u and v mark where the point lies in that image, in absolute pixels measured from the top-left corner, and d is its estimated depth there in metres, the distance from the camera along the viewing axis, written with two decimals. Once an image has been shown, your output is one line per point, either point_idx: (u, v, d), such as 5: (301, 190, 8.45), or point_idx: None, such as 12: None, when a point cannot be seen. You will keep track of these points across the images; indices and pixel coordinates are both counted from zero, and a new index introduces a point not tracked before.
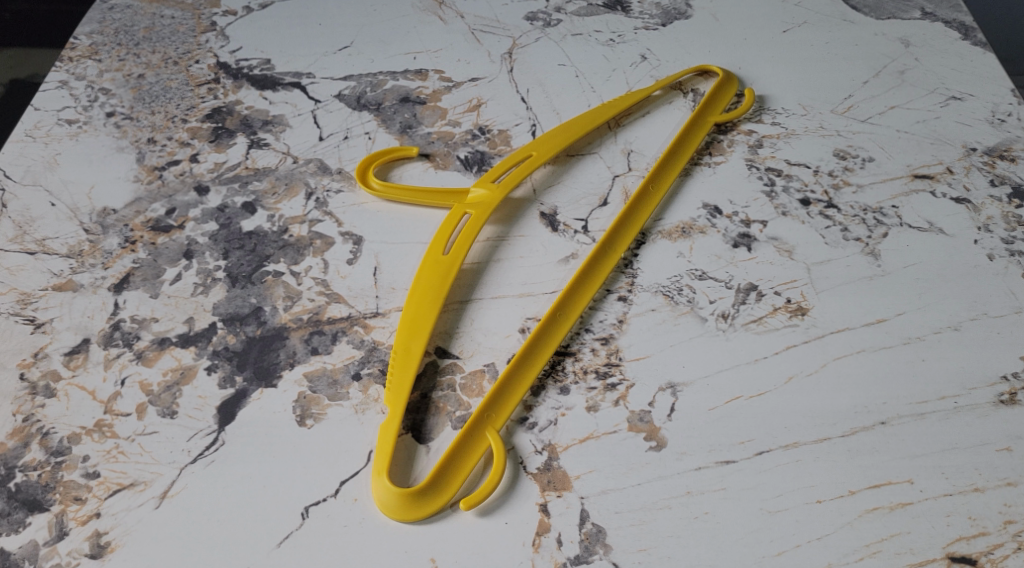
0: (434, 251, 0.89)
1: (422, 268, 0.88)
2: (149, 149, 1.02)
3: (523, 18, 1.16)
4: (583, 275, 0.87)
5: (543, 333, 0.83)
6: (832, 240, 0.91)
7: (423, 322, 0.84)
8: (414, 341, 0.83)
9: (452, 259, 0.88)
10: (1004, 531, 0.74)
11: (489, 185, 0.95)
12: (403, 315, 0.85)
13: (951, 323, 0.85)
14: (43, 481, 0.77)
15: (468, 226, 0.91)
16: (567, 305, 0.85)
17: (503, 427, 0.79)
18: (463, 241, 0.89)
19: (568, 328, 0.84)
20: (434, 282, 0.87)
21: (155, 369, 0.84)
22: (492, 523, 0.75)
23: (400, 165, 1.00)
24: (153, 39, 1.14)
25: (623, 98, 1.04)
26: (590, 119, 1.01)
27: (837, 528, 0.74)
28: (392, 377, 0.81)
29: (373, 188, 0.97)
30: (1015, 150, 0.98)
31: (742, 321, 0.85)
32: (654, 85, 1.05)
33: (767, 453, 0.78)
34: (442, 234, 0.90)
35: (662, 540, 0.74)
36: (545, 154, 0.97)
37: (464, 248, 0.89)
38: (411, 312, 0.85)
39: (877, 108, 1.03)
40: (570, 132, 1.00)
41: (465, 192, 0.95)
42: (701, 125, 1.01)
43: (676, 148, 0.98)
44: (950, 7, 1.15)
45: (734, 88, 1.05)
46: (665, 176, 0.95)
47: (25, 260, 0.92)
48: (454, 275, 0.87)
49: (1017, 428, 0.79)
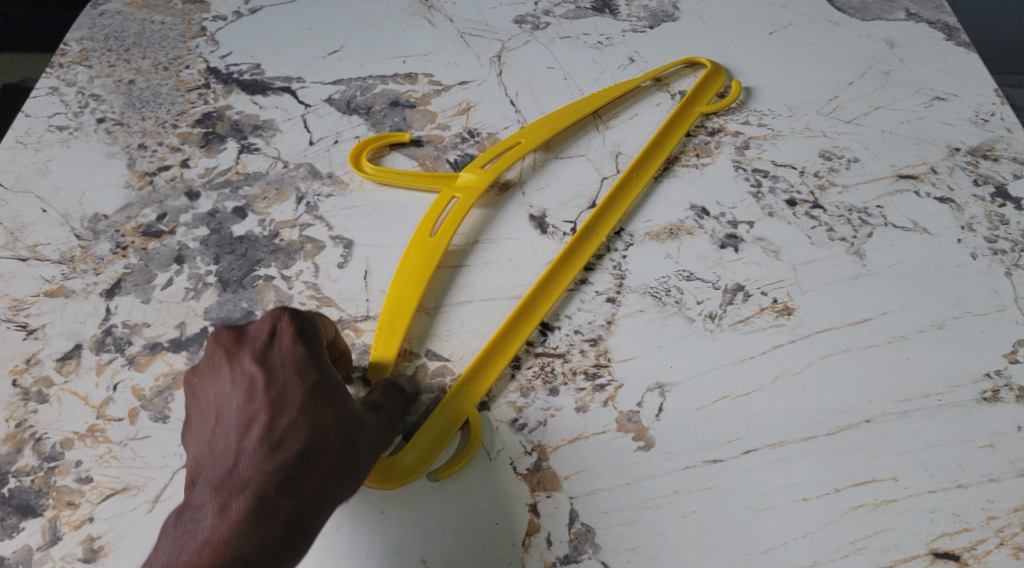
0: (422, 232, 0.92)
1: (411, 247, 0.91)
2: (140, 155, 1.02)
3: (512, 21, 1.16)
4: (563, 260, 0.89)
5: (514, 322, 0.85)
6: (818, 239, 0.91)
7: (408, 301, 0.87)
8: (398, 319, 0.86)
9: (439, 240, 0.91)
10: (987, 527, 0.75)
11: (478, 169, 0.97)
12: (389, 293, 0.88)
13: (935, 322, 0.85)
14: (36, 486, 0.79)
15: (454, 210, 0.93)
16: (537, 297, 0.86)
17: (481, 411, 0.82)
18: (449, 224, 0.92)
19: (546, 312, 0.86)
20: (422, 259, 0.90)
21: (147, 374, 0.85)
22: (482, 522, 0.77)
23: (392, 152, 1.03)
24: (143, 45, 1.14)
25: (611, 89, 1.05)
26: (575, 112, 1.03)
27: (823, 524, 0.75)
28: (374, 351, 0.84)
29: (367, 172, 0.99)
30: (998, 150, 0.97)
31: (729, 321, 0.86)
32: (642, 76, 1.07)
33: (754, 451, 0.79)
34: (430, 216, 0.93)
35: (650, 539, 0.76)
36: (534, 141, 0.99)
37: (449, 231, 0.92)
38: (397, 290, 0.88)
39: (861, 109, 1.02)
40: (556, 122, 1.01)
41: (454, 175, 0.98)
42: (684, 117, 1.02)
43: (654, 146, 0.99)
44: (935, 7, 1.13)
45: (722, 81, 1.06)
46: (648, 166, 0.97)
47: (17, 266, 0.92)
48: (440, 255, 0.90)
49: (1000, 425, 0.80)
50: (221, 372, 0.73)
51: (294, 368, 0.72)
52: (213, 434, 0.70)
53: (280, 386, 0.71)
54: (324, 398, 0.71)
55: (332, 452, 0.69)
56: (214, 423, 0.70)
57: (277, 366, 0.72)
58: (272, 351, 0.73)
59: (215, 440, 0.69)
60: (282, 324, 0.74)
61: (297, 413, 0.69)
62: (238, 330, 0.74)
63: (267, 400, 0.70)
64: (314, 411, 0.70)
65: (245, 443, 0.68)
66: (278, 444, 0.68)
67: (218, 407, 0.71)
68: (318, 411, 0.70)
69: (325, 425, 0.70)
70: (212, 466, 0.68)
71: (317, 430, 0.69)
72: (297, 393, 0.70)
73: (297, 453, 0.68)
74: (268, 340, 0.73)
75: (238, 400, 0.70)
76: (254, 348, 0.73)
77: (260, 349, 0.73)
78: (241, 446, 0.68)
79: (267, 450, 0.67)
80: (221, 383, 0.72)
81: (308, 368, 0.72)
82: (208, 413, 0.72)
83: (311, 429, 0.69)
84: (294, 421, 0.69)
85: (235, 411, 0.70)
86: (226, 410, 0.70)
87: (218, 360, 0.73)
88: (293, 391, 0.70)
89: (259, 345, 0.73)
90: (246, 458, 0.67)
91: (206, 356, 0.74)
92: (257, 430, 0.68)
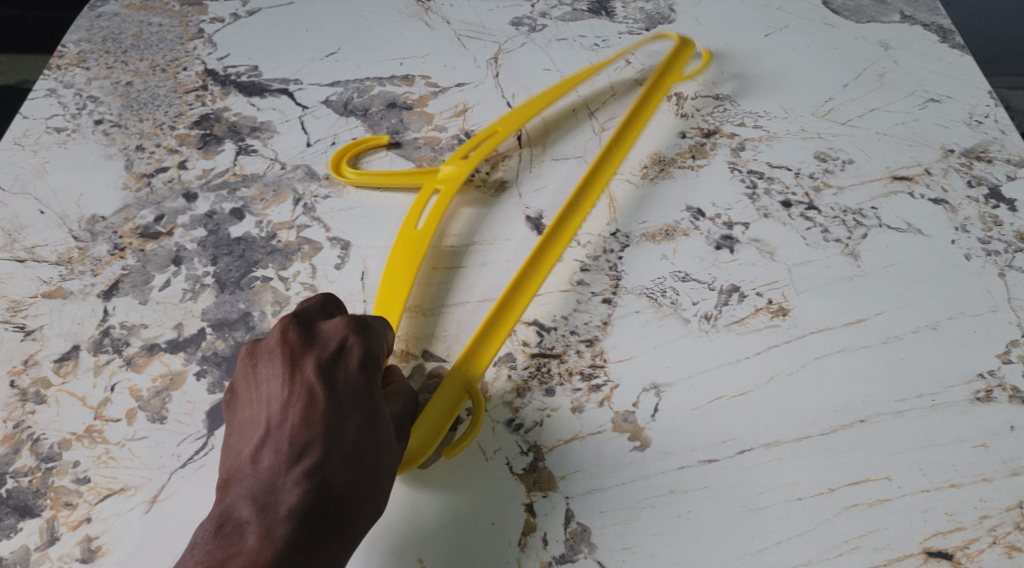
0: (407, 225, 0.92)
1: (398, 243, 0.91)
2: (137, 156, 1.02)
3: (509, 23, 1.16)
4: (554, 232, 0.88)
5: (512, 293, 0.84)
6: (813, 241, 0.92)
7: (399, 294, 0.87)
8: (391, 310, 0.86)
9: (425, 231, 0.92)
10: (980, 526, 0.76)
11: (460, 160, 0.98)
12: (379, 289, 0.88)
13: (929, 322, 0.86)
14: (33, 487, 0.79)
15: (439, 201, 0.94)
16: (529, 269, 0.86)
17: None
18: (434, 215, 0.92)
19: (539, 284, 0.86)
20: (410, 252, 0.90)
21: (145, 375, 0.85)
22: (480, 522, 0.77)
23: (388, 153, 1.03)
24: (141, 46, 1.15)
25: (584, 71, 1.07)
26: (551, 95, 1.03)
27: (818, 524, 0.76)
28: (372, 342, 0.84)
29: (348, 177, 0.99)
30: (992, 151, 0.98)
31: (725, 322, 0.86)
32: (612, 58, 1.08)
33: (749, 451, 0.79)
34: (414, 212, 0.94)
35: (646, 538, 0.76)
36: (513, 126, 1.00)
37: (435, 221, 0.92)
38: (387, 284, 0.88)
39: (856, 111, 1.03)
40: (535, 106, 1.02)
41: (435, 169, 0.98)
42: (655, 91, 1.03)
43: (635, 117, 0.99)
44: (929, 10, 1.14)
45: (689, 53, 1.08)
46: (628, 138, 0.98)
47: (15, 267, 0.93)
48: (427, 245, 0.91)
49: (993, 425, 0.80)
50: (278, 381, 0.73)
51: (352, 397, 0.73)
52: (261, 446, 0.71)
53: (336, 415, 0.72)
54: (377, 433, 0.72)
55: (374, 489, 0.71)
56: (263, 434, 0.72)
57: (336, 392, 0.73)
58: (331, 375, 0.73)
59: (263, 455, 0.70)
60: (348, 343, 0.75)
61: (345, 442, 0.71)
62: (300, 344, 0.75)
63: (321, 428, 0.71)
64: (365, 445, 0.71)
65: (293, 469, 0.69)
66: (326, 477, 0.69)
67: (269, 418, 0.72)
68: (369, 443, 0.71)
69: (372, 460, 0.71)
70: (258, 481, 0.69)
71: (363, 467, 0.71)
72: (348, 422, 0.72)
73: (341, 490, 0.69)
74: (331, 360, 0.74)
75: (292, 418, 0.71)
76: (316, 365, 0.73)
77: (322, 368, 0.74)
78: (289, 471, 0.69)
79: (315, 482, 0.69)
80: (275, 394, 0.73)
81: (365, 400, 0.73)
82: (259, 421, 0.73)
83: (359, 465, 0.70)
84: (344, 455, 0.70)
85: (287, 430, 0.71)
86: (277, 425, 0.72)
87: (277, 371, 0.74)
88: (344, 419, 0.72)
89: (322, 362, 0.74)
90: (293, 486, 0.68)
91: (266, 357, 0.75)
92: (308, 459, 0.70)
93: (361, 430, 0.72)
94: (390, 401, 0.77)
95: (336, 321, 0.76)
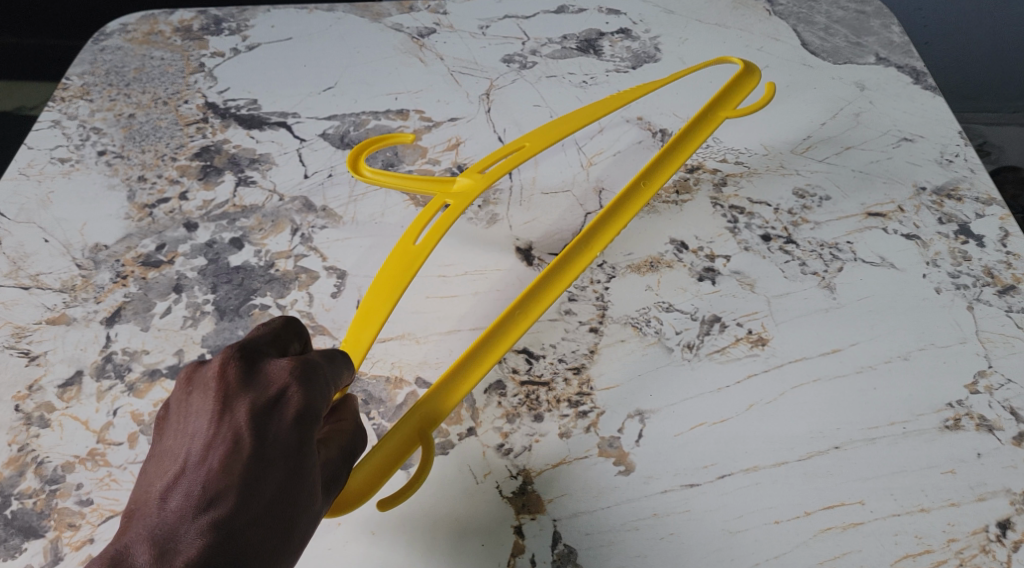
0: (406, 240, 0.91)
1: (392, 256, 0.90)
2: (139, 187, 1.06)
3: (500, 60, 1.21)
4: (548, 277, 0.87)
5: (497, 330, 0.84)
6: (791, 273, 0.95)
7: (375, 313, 0.86)
8: (365, 332, 0.86)
9: (421, 250, 0.90)
10: (947, 548, 0.79)
11: (475, 175, 0.97)
12: (360, 305, 0.87)
13: (901, 352, 0.89)
14: (37, 508, 0.82)
15: (441, 219, 0.91)
16: (514, 315, 0.85)
17: (468, 437, 0.85)
18: (432, 234, 0.90)
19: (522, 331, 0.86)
20: (402, 270, 0.89)
21: (146, 400, 0.88)
22: (469, 544, 0.80)
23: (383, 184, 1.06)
24: (144, 80, 1.18)
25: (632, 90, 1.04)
26: (588, 115, 1.02)
27: (794, 546, 0.79)
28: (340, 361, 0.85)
29: (366, 176, 1.00)
30: (962, 190, 1.02)
31: (706, 351, 0.90)
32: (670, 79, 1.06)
33: (729, 476, 0.82)
34: (416, 225, 0.92)
35: (629, 560, 0.79)
36: (537, 145, 0.99)
37: (433, 241, 0.90)
38: (369, 301, 0.88)
39: (833, 149, 1.07)
40: (565, 127, 1.00)
41: (451, 181, 0.98)
42: (694, 134, 1.00)
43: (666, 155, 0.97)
44: (903, 51, 1.19)
45: (752, 84, 1.05)
46: (653, 178, 0.95)
47: (20, 295, 0.96)
48: (418, 266, 0.89)
49: (960, 452, 0.84)
50: (205, 417, 0.70)
51: (280, 450, 0.69)
52: (173, 485, 0.67)
53: (259, 466, 0.68)
54: (299, 493, 0.69)
55: (282, 551, 0.67)
56: (179, 472, 0.68)
57: (264, 442, 0.69)
58: (263, 421, 0.70)
59: (172, 496, 0.67)
60: (288, 392, 0.72)
61: (262, 495, 0.68)
62: (239, 383, 0.71)
63: (240, 479, 0.67)
64: (282, 504, 0.68)
65: (200, 518, 0.65)
66: (232, 533, 0.66)
67: (188, 456, 0.68)
68: (288, 503, 0.68)
69: (287, 520, 0.68)
70: (159, 521, 0.65)
71: (276, 527, 0.67)
72: (270, 474, 0.68)
73: (246, 548, 0.66)
74: (267, 406, 0.70)
75: (211, 461, 0.68)
76: (249, 409, 0.70)
77: (255, 414, 0.70)
78: (195, 519, 0.65)
79: (218, 535, 0.65)
80: (200, 430, 0.69)
81: (295, 456, 0.69)
82: (177, 456, 0.69)
83: (272, 524, 0.67)
84: (259, 511, 0.67)
85: (204, 473, 0.67)
86: (195, 466, 0.68)
87: (207, 406, 0.70)
88: (267, 471, 0.68)
89: (257, 407, 0.70)
90: (196, 537, 0.65)
91: (200, 387, 0.71)
92: (216, 510, 0.66)
93: (283, 485, 0.68)
94: (327, 446, 0.75)
95: (281, 365, 0.72)
